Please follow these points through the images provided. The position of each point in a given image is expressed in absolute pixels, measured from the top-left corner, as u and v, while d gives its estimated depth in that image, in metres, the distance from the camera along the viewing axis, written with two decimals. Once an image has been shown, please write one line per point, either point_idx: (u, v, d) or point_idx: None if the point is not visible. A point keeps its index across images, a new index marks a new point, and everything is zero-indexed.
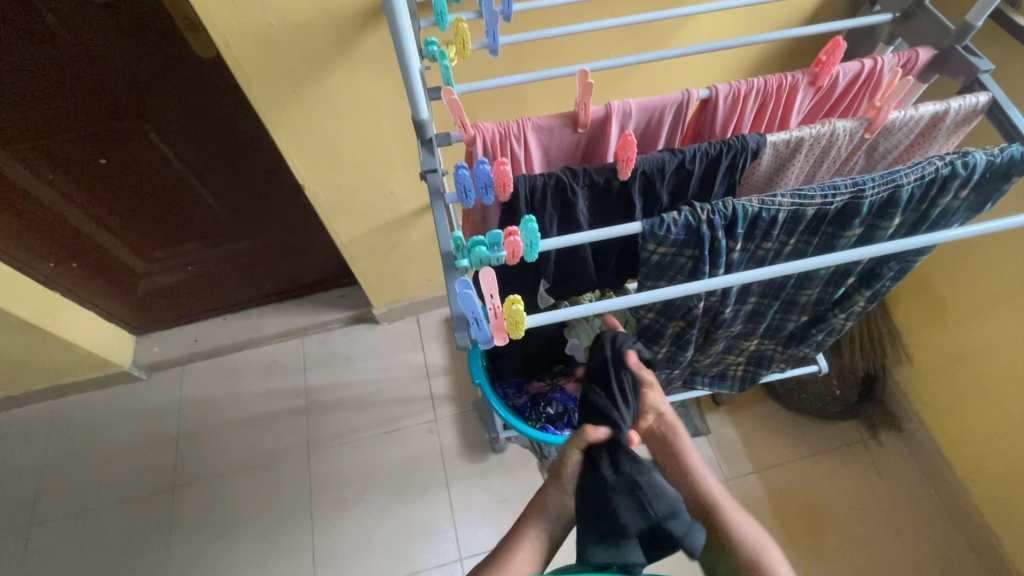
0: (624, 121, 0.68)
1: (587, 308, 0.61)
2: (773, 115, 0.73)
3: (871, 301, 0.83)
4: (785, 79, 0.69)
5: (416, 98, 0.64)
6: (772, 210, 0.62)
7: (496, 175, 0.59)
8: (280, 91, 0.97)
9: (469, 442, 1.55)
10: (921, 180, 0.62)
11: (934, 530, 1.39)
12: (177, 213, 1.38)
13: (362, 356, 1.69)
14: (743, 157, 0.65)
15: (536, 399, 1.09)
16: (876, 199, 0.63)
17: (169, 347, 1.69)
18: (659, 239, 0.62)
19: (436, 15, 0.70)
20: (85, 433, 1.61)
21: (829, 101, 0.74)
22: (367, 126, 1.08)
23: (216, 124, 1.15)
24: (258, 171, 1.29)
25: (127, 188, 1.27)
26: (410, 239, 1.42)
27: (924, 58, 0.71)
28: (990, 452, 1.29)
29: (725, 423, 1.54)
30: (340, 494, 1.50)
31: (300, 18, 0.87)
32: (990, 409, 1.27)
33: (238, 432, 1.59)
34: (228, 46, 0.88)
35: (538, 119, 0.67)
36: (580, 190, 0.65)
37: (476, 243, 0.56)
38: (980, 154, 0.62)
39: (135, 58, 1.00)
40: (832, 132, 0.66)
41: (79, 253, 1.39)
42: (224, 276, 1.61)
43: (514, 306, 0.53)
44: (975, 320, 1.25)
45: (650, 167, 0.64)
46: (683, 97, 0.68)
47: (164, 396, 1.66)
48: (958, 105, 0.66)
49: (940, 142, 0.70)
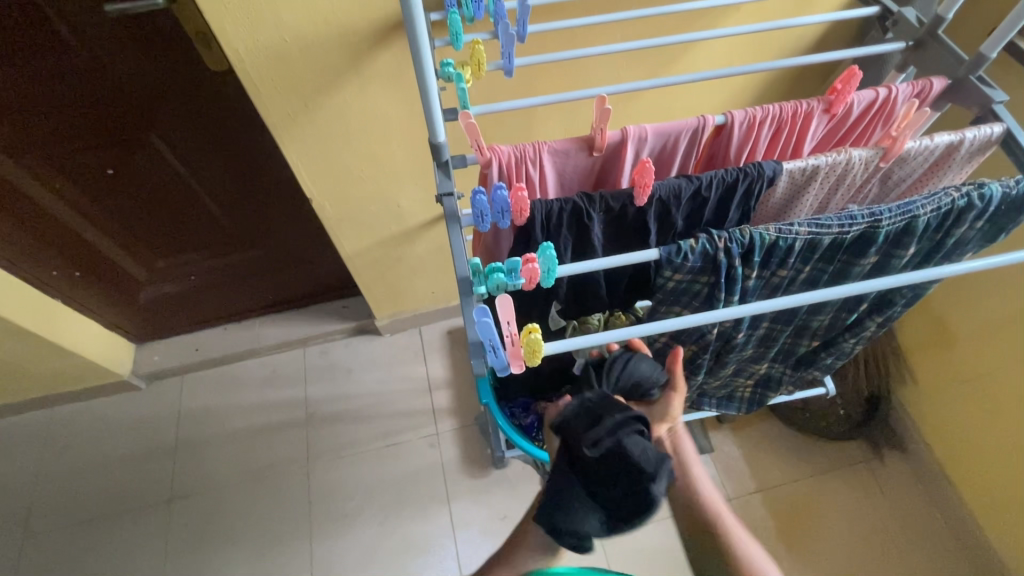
0: (640, 145, 0.68)
1: (602, 337, 0.61)
2: (787, 141, 0.73)
3: (882, 326, 0.83)
4: (801, 106, 0.69)
5: (433, 120, 0.64)
6: (789, 239, 0.62)
7: (513, 201, 0.59)
8: (292, 107, 0.97)
9: (471, 457, 1.53)
10: (938, 211, 0.62)
11: (939, 553, 1.38)
12: (182, 222, 1.37)
13: (364, 368, 1.68)
14: (759, 184, 0.65)
15: (542, 420, 1.07)
16: (892, 229, 0.63)
17: (169, 356, 1.68)
18: (676, 266, 0.61)
19: (452, 36, 0.70)
20: (82, 442, 1.60)
21: (843, 128, 0.74)
22: (377, 141, 1.08)
23: (224, 136, 1.15)
24: (265, 183, 1.29)
25: (133, 197, 1.26)
26: (415, 252, 1.41)
27: (938, 87, 0.71)
28: (996, 476, 1.28)
29: (728, 442, 1.53)
30: (339, 508, 1.48)
31: (314, 35, 0.87)
32: (995, 431, 1.26)
33: (237, 444, 1.58)
34: (242, 62, 0.88)
35: (554, 143, 0.67)
36: (597, 215, 0.64)
37: (494, 270, 0.56)
38: (996, 186, 0.62)
39: (147, 70, 1.00)
40: (848, 161, 0.66)
41: (82, 262, 1.39)
42: (226, 285, 1.60)
43: (532, 334, 0.52)
44: (981, 343, 1.25)
45: (666, 193, 0.64)
46: (700, 122, 0.68)
47: (164, 406, 1.65)
48: (973, 136, 0.66)
49: (954, 172, 0.70)
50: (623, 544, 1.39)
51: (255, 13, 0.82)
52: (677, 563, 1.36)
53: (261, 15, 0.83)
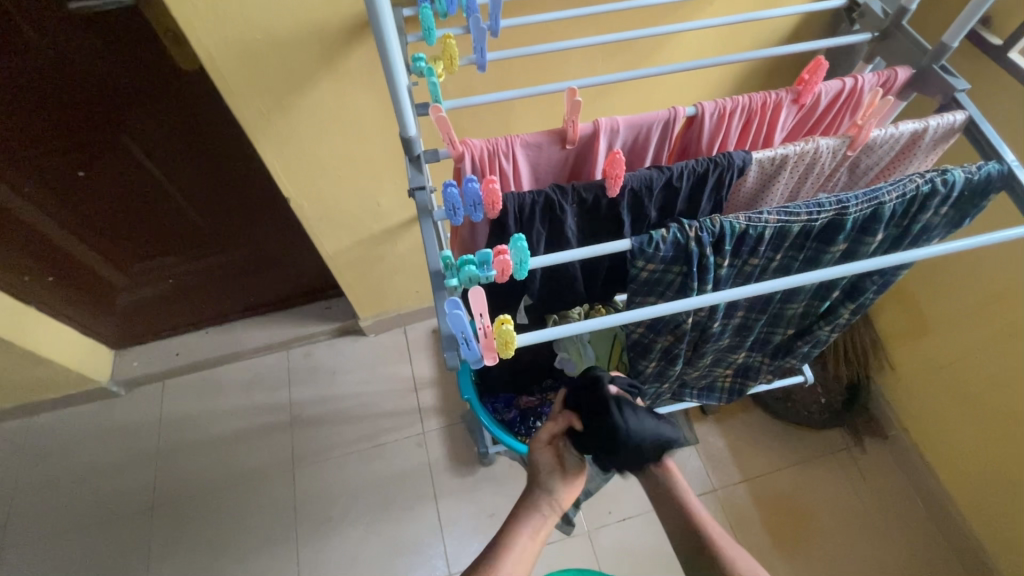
0: (612, 138, 0.68)
1: (576, 327, 0.61)
2: (758, 132, 0.74)
3: (856, 313, 0.84)
4: (770, 96, 0.70)
5: (404, 115, 0.64)
6: (759, 227, 0.62)
7: (485, 194, 0.59)
8: (266, 106, 0.96)
9: (458, 455, 1.53)
10: (903, 198, 0.63)
11: (920, 537, 1.41)
12: (158, 224, 1.35)
13: (348, 369, 1.67)
14: (729, 174, 0.66)
15: (525, 413, 1.09)
16: (860, 215, 0.64)
17: (149, 362, 1.65)
18: (648, 256, 0.62)
19: (424, 31, 0.70)
20: (59, 452, 1.56)
21: (812, 118, 0.75)
22: (353, 139, 1.07)
23: (198, 135, 1.13)
24: (243, 185, 1.28)
25: (106, 200, 1.24)
26: (397, 251, 1.41)
27: (903, 77, 0.73)
28: (972, 457, 1.31)
29: (713, 433, 1.55)
30: (325, 510, 1.47)
31: (286, 34, 0.86)
32: (969, 415, 1.29)
33: (221, 448, 1.56)
34: (212, 61, 0.87)
35: (527, 136, 0.67)
36: (569, 208, 0.65)
37: (465, 262, 0.55)
38: (959, 171, 0.64)
39: (116, 70, 0.98)
40: (816, 150, 0.67)
41: (56, 267, 1.35)
42: (206, 288, 1.58)
43: (504, 325, 0.52)
44: (955, 330, 1.27)
45: (638, 184, 0.64)
46: (670, 114, 0.68)
47: (145, 412, 1.62)
48: (937, 124, 0.67)
49: (919, 159, 0.72)
50: (611, 537, 1.40)
51: (223, 9, 0.81)
52: (663, 556, 1.37)
53: (230, 13, 0.81)
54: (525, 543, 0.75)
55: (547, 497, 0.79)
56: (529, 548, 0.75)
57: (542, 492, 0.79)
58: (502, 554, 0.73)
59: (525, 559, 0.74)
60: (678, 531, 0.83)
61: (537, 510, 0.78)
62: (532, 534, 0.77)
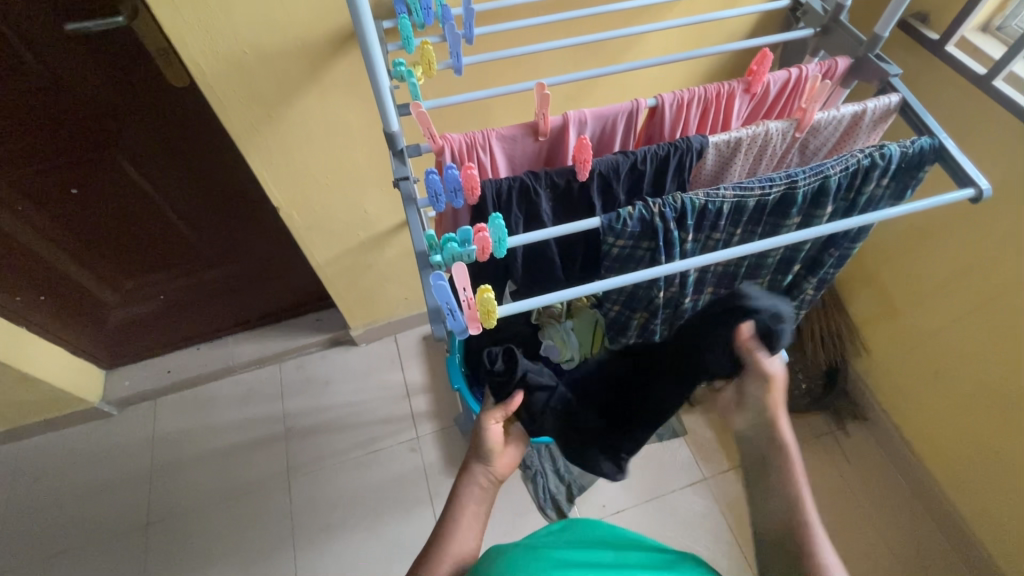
0: (581, 129, 0.74)
1: (552, 297, 0.66)
2: (715, 120, 0.80)
3: (820, 288, 0.90)
4: (723, 87, 0.77)
5: (386, 111, 0.69)
6: (717, 202, 0.68)
7: (464, 179, 0.64)
8: (255, 117, 1.01)
9: (452, 457, 1.55)
10: (846, 171, 0.70)
11: (906, 514, 1.45)
12: (146, 241, 1.38)
13: (341, 379, 1.70)
14: (689, 156, 0.72)
15: None
16: (809, 188, 0.70)
17: (141, 380, 1.66)
18: (617, 232, 0.67)
19: (403, 39, 0.76)
20: (51, 475, 1.56)
21: (765, 106, 0.81)
22: (340, 149, 1.13)
23: (187, 150, 1.17)
24: (232, 200, 1.32)
25: (97, 217, 1.27)
26: (385, 258, 1.45)
27: (842, 66, 0.80)
28: (946, 433, 1.36)
29: (701, 423, 1.58)
30: (322, 519, 1.48)
31: (273, 48, 0.92)
32: (938, 389, 1.35)
33: (213, 463, 1.57)
34: (203, 74, 0.92)
35: (502, 129, 0.72)
36: (543, 192, 0.70)
37: (448, 241, 0.61)
38: (895, 146, 0.70)
39: (108, 90, 1.02)
40: (766, 133, 0.73)
41: (49, 287, 1.38)
42: (197, 303, 1.60)
43: (485, 295, 0.56)
44: (921, 309, 1.33)
45: (605, 169, 0.70)
46: (633, 105, 0.74)
47: (137, 431, 1.63)
48: (874, 105, 0.74)
49: (863, 138, 0.78)
50: None
51: (213, 24, 0.86)
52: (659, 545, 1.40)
53: (220, 28, 0.86)
54: (462, 528, 0.69)
55: (479, 465, 0.75)
56: (472, 527, 0.70)
57: (474, 460, 0.75)
58: (439, 547, 0.67)
59: (470, 534, 0.69)
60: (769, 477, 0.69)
61: (475, 484, 0.73)
62: (472, 511, 0.71)
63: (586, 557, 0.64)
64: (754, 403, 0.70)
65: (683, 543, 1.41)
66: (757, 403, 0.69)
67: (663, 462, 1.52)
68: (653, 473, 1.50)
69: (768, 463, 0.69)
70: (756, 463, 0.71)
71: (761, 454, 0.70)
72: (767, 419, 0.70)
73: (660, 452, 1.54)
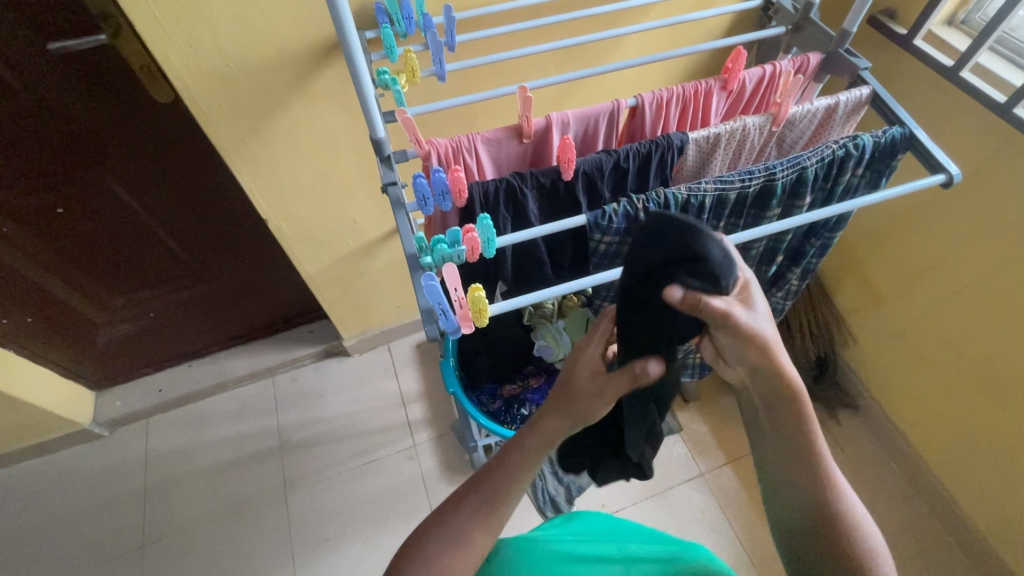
0: (564, 130, 0.76)
1: (540, 295, 0.68)
2: (694, 118, 0.82)
3: (804, 278, 0.93)
4: (700, 85, 0.79)
5: (373, 119, 0.71)
6: (699, 196, 0.70)
7: (451, 183, 0.65)
8: (240, 129, 1.01)
9: (450, 463, 1.55)
10: (822, 161, 0.72)
11: (899, 501, 1.47)
12: (135, 258, 1.37)
13: (335, 390, 1.69)
14: (671, 153, 0.73)
15: (509, 403, 1.14)
16: (787, 180, 0.72)
17: (132, 401, 1.64)
18: (603, 229, 0.69)
19: (386, 49, 0.78)
20: (42, 500, 1.53)
21: (742, 103, 0.84)
22: (327, 158, 1.13)
23: (173, 165, 1.17)
24: (220, 214, 1.32)
25: (84, 237, 1.26)
26: (375, 266, 1.45)
27: (814, 61, 0.83)
28: (932, 417, 1.39)
29: (695, 419, 1.60)
30: (321, 532, 1.47)
31: (256, 61, 0.92)
32: (924, 376, 1.37)
33: (208, 480, 1.55)
34: (187, 89, 0.92)
35: (486, 133, 0.74)
36: (530, 192, 0.71)
37: (438, 242, 0.62)
38: (868, 136, 0.73)
39: (92, 109, 1.02)
40: (744, 128, 0.75)
41: (36, 309, 1.36)
42: (188, 320, 1.59)
43: (477, 293, 0.57)
44: (903, 297, 1.36)
45: (589, 167, 0.71)
46: (614, 105, 0.76)
47: (129, 452, 1.61)
48: (846, 98, 0.77)
49: (838, 130, 0.81)
50: None
51: (195, 39, 0.86)
52: None
53: (202, 42, 0.87)
54: None
55: None
56: None
57: None
58: None
59: None
60: (786, 450, 0.59)
61: None
62: None
63: (588, 551, 0.65)
64: (738, 355, 0.56)
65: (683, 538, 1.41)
66: (740, 356, 0.56)
67: (660, 458, 1.53)
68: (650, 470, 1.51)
69: (774, 415, 0.59)
70: (763, 417, 0.61)
71: (766, 403, 0.59)
72: (763, 361, 0.56)
73: (656, 449, 1.55)
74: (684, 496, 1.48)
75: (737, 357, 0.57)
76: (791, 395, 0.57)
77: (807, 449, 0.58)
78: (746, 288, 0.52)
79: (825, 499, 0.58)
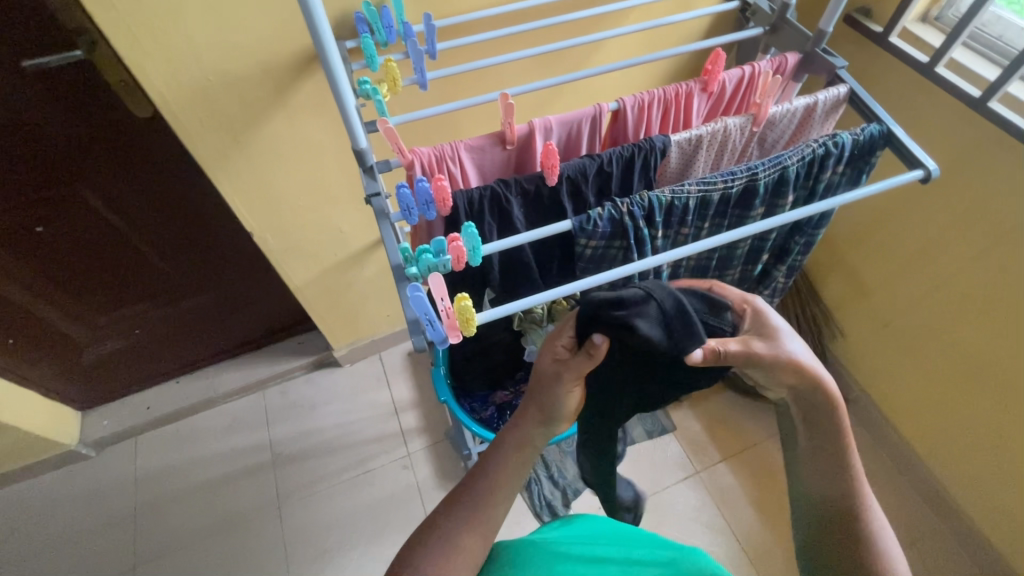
0: (547, 135, 0.76)
1: (526, 301, 0.68)
2: (676, 120, 0.83)
3: (790, 275, 0.94)
4: (681, 87, 0.79)
5: (354, 130, 0.70)
6: (683, 198, 0.70)
7: (435, 192, 0.65)
8: (222, 142, 1.00)
9: (445, 471, 1.54)
10: (803, 160, 0.73)
11: (892, 492, 1.48)
12: (119, 275, 1.35)
13: (327, 402, 1.68)
14: (653, 156, 0.74)
15: (501, 409, 1.17)
16: (769, 179, 0.73)
17: (119, 420, 1.62)
18: (589, 233, 0.69)
19: (367, 58, 0.77)
20: (29, 525, 1.50)
21: (722, 104, 0.84)
22: (312, 169, 1.13)
23: (155, 179, 1.16)
24: (204, 228, 1.30)
25: (64, 255, 1.24)
26: (364, 276, 1.44)
27: (792, 61, 0.84)
28: (920, 408, 1.41)
29: (689, 418, 1.60)
30: (317, 545, 1.45)
31: (236, 74, 0.92)
32: (911, 367, 1.39)
33: (200, 498, 1.53)
34: (166, 103, 0.91)
35: (469, 140, 0.73)
36: (514, 198, 0.71)
37: (423, 252, 0.61)
38: (847, 134, 0.74)
39: (70, 126, 1.01)
40: (725, 129, 0.75)
41: (17, 330, 1.33)
42: (174, 336, 1.57)
43: (463, 302, 0.57)
44: (888, 290, 1.38)
45: (573, 172, 0.72)
46: (596, 110, 0.76)
47: (118, 472, 1.58)
48: (824, 97, 0.78)
49: (818, 128, 0.82)
50: None
51: (173, 53, 0.85)
52: None
53: (180, 56, 0.86)
54: None
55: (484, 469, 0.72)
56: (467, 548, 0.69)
57: None
58: None
59: None
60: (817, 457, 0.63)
61: None
62: None
63: (588, 552, 0.64)
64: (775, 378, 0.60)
65: (680, 536, 1.42)
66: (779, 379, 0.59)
67: (655, 457, 1.53)
68: (646, 471, 1.51)
69: (809, 424, 0.63)
70: (800, 428, 0.65)
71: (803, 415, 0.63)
72: (804, 381, 0.59)
73: (651, 450, 1.55)
74: (680, 495, 1.48)
75: (772, 381, 0.61)
76: (830, 408, 0.60)
77: (836, 456, 0.62)
78: (769, 325, 0.57)
79: (851, 501, 0.61)
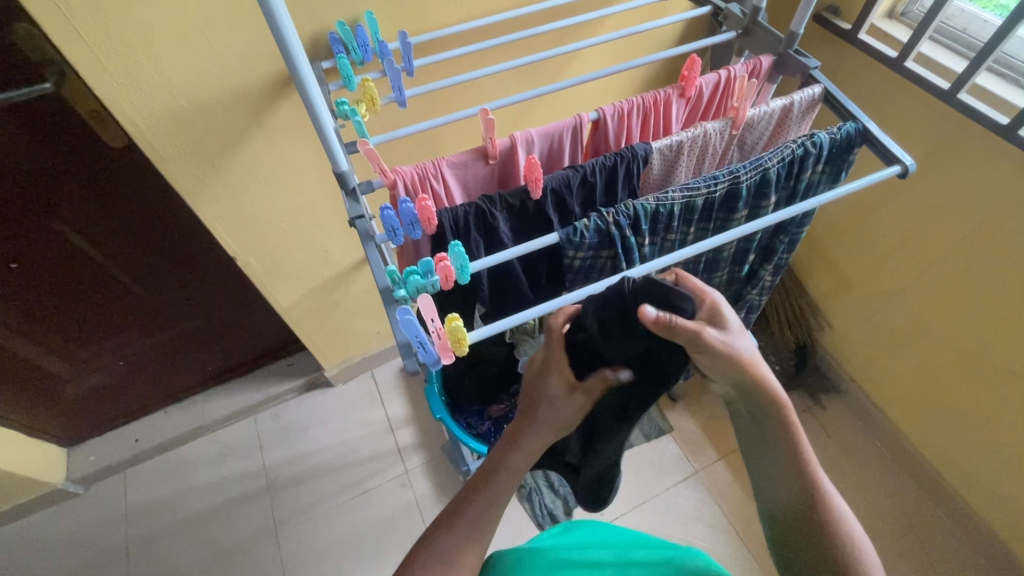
0: (529, 148, 0.76)
1: (518, 317, 0.67)
2: (656, 126, 0.83)
3: (777, 274, 0.95)
4: (659, 94, 0.80)
5: (335, 152, 0.70)
6: (668, 205, 0.71)
7: (420, 212, 0.64)
8: (199, 168, 0.99)
9: (444, 486, 1.53)
10: (783, 161, 0.74)
11: (888, 479, 1.50)
12: (99, 307, 1.32)
13: (320, 423, 1.66)
14: (636, 164, 0.74)
15: (498, 423, 1.15)
16: (751, 181, 0.73)
17: (106, 454, 1.58)
18: (576, 245, 0.69)
19: (344, 78, 0.77)
20: (15, 569, 1.45)
21: (701, 108, 0.85)
22: (292, 191, 1.11)
23: (133, 208, 1.14)
24: (186, 254, 1.28)
25: (42, 290, 1.21)
26: (352, 294, 1.43)
27: (766, 63, 0.85)
28: (909, 396, 1.42)
29: (685, 418, 1.60)
30: (316, 570, 1.43)
31: (210, 99, 0.90)
32: (898, 356, 1.41)
33: (194, 529, 1.49)
34: (140, 131, 0.90)
35: (452, 157, 0.73)
36: (500, 213, 0.71)
37: (410, 273, 0.61)
38: (824, 134, 0.75)
39: (43, 159, 0.98)
40: (705, 134, 0.76)
41: None
42: (160, 365, 1.54)
43: (454, 323, 0.56)
44: (871, 281, 1.40)
45: (557, 184, 0.72)
46: (577, 121, 0.76)
47: (108, 508, 1.54)
48: (800, 98, 0.79)
49: (795, 128, 0.83)
50: None
51: (145, 81, 0.84)
52: None
53: (152, 84, 0.85)
54: None
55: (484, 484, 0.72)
56: None
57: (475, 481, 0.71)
58: None
59: None
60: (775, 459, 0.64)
61: None
62: None
63: (585, 557, 0.64)
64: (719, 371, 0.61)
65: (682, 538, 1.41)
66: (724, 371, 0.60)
67: (653, 459, 1.53)
68: (645, 473, 1.51)
69: (761, 425, 0.64)
70: (751, 427, 0.65)
71: (753, 416, 0.64)
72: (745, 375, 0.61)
73: (649, 452, 1.55)
74: (681, 496, 1.48)
75: (719, 373, 0.61)
76: (772, 405, 0.62)
77: (792, 456, 0.63)
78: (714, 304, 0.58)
79: (813, 501, 0.61)
